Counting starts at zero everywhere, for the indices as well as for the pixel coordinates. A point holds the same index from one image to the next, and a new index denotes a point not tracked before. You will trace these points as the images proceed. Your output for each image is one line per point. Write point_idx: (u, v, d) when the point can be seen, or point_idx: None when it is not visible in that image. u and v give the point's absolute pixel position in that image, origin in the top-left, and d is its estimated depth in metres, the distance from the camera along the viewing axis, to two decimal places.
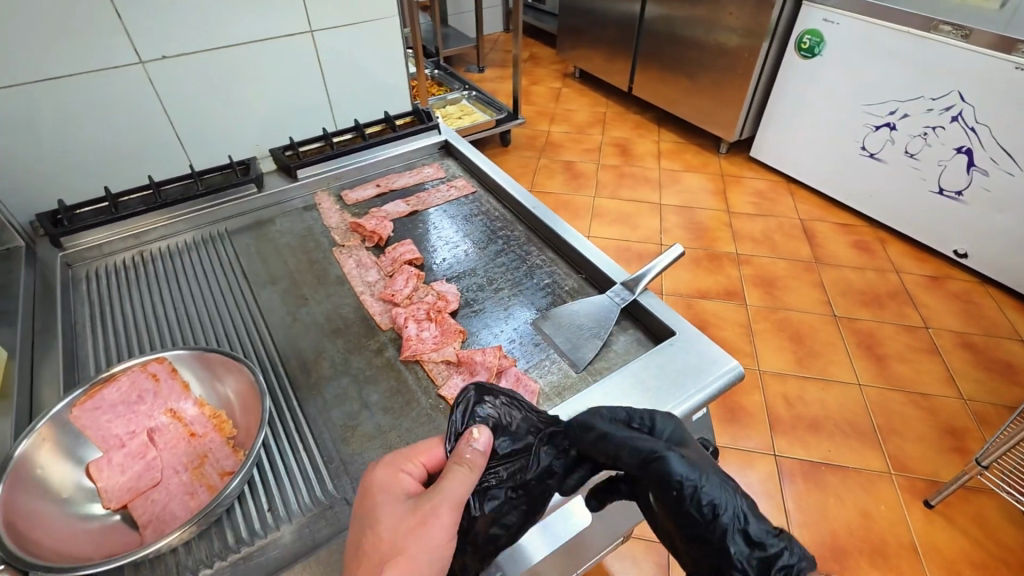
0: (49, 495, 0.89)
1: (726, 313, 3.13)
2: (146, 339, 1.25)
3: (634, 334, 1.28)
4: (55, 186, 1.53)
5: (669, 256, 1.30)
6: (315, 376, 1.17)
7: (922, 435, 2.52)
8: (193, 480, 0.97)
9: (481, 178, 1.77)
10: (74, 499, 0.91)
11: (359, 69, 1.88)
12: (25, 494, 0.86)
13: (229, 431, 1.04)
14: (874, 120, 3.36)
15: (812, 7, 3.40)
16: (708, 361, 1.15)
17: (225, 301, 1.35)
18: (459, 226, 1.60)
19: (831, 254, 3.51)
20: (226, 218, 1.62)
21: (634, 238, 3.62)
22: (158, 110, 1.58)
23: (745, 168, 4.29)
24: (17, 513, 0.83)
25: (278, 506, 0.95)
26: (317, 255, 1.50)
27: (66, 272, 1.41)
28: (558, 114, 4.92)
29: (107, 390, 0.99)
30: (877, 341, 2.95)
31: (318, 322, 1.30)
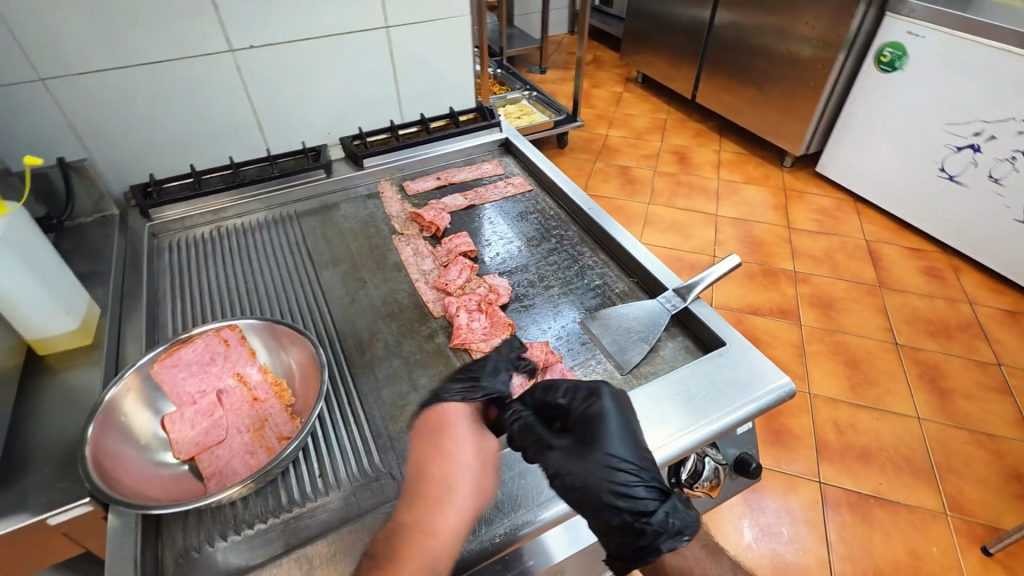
0: (130, 439, 0.98)
1: (778, 331, 3.03)
2: (219, 308, 1.34)
3: (683, 341, 1.27)
4: (147, 162, 1.66)
5: (724, 266, 1.28)
6: (369, 355, 1.23)
7: (984, 477, 2.36)
8: (254, 441, 1.04)
9: (538, 177, 1.80)
10: (150, 446, 1.00)
11: (428, 64, 1.94)
12: (111, 436, 0.95)
13: (288, 399, 1.10)
14: (957, 140, 3.16)
15: (896, 18, 3.24)
16: (757, 375, 1.13)
17: (290, 278, 1.43)
18: (514, 222, 1.63)
19: (897, 279, 3.34)
20: (296, 201, 1.71)
21: (686, 248, 3.56)
22: (243, 96, 1.69)
23: (809, 184, 4.13)
24: (103, 451, 0.92)
25: (329, 473, 1.01)
26: (377, 241, 1.56)
27: (152, 241, 1.53)
28: (617, 118, 4.88)
29: (185, 350, 1.07)
30: (942, 374, 2.78)
31: (375, 305, 1.36)
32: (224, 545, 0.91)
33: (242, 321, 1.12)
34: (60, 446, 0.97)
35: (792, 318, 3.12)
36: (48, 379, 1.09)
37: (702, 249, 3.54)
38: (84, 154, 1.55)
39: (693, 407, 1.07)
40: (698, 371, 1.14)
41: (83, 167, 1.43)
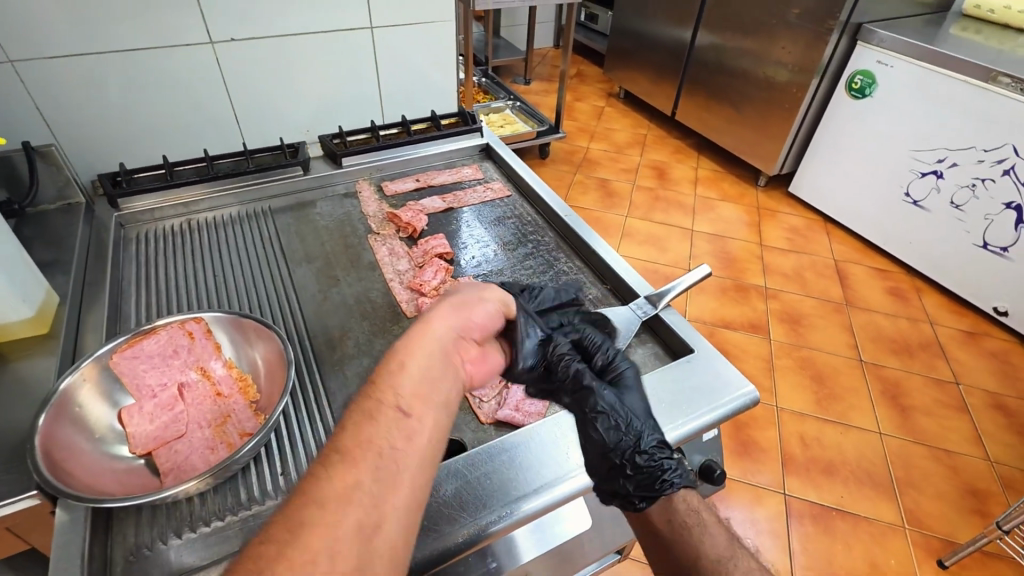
0: (85, 431, 0.95)
1: (749, 345, 3.09)
2: (185, 302, 1.31)
3: (653, 348, 1.29)
4: (118, 150, 1.62)
5: (695, 275, 1.31)
6: (339, 353, 1.21)
7: (941, 492, 2.43)
8: (215, 436, 1.02)
9: (517, 183, 1.81)
10: (106, 439, 0.96)
11: (412, 67, 1.95)
12: (64, 427, 0.92)
13: (253, 396, 1.08)
14: (921, 166, 3.29)
15: (865, 48, 3.38)
16: (724, 383, 1.14)
17: (263, 273, 1.41)
18: (492, 226, 1.63)
19: (863, 298, 3.44)
20: (271, 197, 1.68)
21: (662, 261, 3.61)
22: (221, 89, 1.66)
23: (782, 203, 4.25)
24: (54, 443, 0.88)
25: (291, 471, 0.99)
26: (353, 240, 1.55)
27: (119, 232, 1.49)
28: (598, 132, 4.96)
29: (146, 341, 1.04)
30: (903, 391, 2.87)
31: (348, 303, 1.34)
32: (177, 542, 0.88)
33: (209, 315, 1.10)
34: (8, 437, 0.94)
35: (762, 333, 3.18)
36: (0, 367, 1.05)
37: (678, 263, 3.60)
38: (51, 139, 1.51)
39: (659, 412, 1.08)
40: (666, 377, 1.15)
41: (49, 152, 1.39)
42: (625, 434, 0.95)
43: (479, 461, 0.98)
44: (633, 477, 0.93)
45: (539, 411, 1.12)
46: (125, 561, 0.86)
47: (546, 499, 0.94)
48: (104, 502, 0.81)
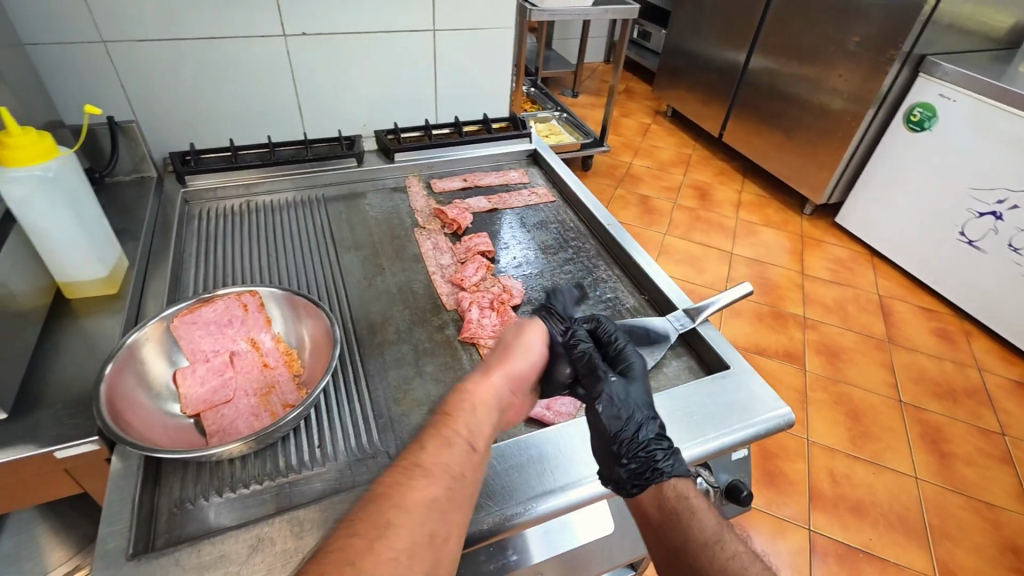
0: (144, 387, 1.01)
1: (782, 374, 3.02)
2: (239, 277, 1.38)
3: (687, 361, 1.28)
4: (189, 131, 1.72)
5: (736, 292, 1.30)
6: (380, 337, 1.26)
7: (978, 545, 2.32)
8: (259, 405, 1.07)
9: (563, 190, 1.83)
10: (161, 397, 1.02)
11: (468, 71, 2.00)
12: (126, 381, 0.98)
13: (297, 370, 1.13)
14: (979, 206, 3.18)
15: (928, 80, 3.29)
16: (757, 402, 1.14)
17: (312, 257, 1.47)
18: (534, 230, 1.66)
19: (907, 337, 3.32)
20: (325, 185, 1.75)
21: (698, 282, 3.58)
22: (288, 80, 1.75)
23: (827, 233, 4.14)
24: (117, 394, 0.95)
25: (328, 445, 1.02)
26: (400, 232, 1.60)
27: (184, 207, 1.58)
28: (642, 148, 4.95)
29: (205, 309, 1.10)
30: (944, 437, 2.75)
31: (391, 291, 1.39)
32: (218, 500, 0.93)
33: (263, 290, 1.15)
34: (75, 385, 1.01)
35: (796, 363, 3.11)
36: (72, 321, 1.13)
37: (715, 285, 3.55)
38: (131, 117, 1.62)
39: (690, 424, 1.08)
40: (699, 391, 1.15)
41: (130, 127, 1.49)
42: (626, 424, 0.93)
43: (509, 454, 1.00)
44: (627, 466, 0.91)
45: (571, 412, 1.13)
46: (169, 512, 0.91)
47: (569, 498, 0.95)
48: (160, 453, 0.86)
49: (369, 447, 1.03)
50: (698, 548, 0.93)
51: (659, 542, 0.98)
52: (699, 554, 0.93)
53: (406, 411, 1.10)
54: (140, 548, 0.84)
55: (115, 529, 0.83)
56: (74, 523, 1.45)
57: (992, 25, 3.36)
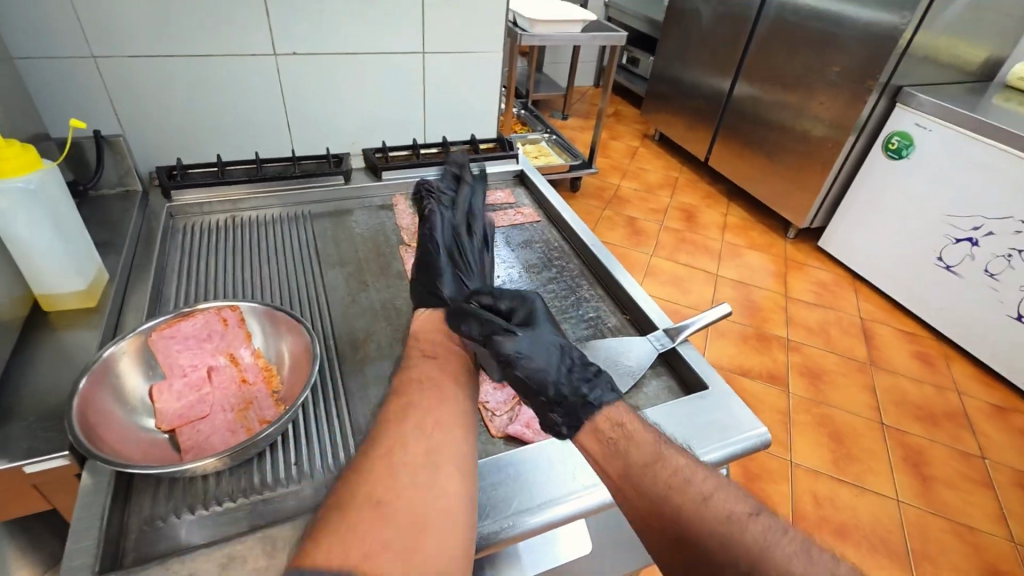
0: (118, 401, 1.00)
1: (766, 395, 3.04)
2: (222, 291, 1.38)
3: (667, 381, 1.29)
4: (177, 146, 1.73)
5: (715, 313, 1.32)
6: (362, 353, 1.26)
7: (959, 568, 2.33)
8: (236, 421, 1.06)
9: (548, 210, 1.86)
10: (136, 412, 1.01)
11: (457, 92, 2.04)
12: (101, 395, 0.97)
13: (276, 386, 1.13)
14: (956, 232, 3.26)
15: (905, 110, 3.40)
16: (735, 421, 1.15)
17: (296, 273, 1.47)
18: (519, 249, 1.68)
19: (888, 359, 3.37)
20: (312, 202, 1.77)
21: (683, 303, 3.61)
22: (278, 98, 1.77)
23: (810, 257, 4.22)
24: (90, 408, 0.93)
25: (304, 462, 1.02)
26: (385, 249, 1.61)
27: (168, 221, 1.59)
28: (630, 171, 5.03)
29: (184, 323, 1.09)
30: (925, 460, 2.78)
31: (374, 307, 1.39)
32: (190, 517, 0.92)
33: (244, 305, 1.15)
34: (48, 398, 0.99)
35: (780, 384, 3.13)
36: (49, 334, 1.12)
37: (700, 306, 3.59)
38: (119, 131, 1.63)
39: None
40: (678, 410, 1.16)
41: (117, 142, 1.50)
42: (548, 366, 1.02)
43: (486, 472, 0.99)
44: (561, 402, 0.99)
45: None
46: (139, 530, 0.89)
47: (546, 518, 0.95)
48: (132, 469, 0.85)
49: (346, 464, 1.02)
50: (648, 473, 0.91)
51: (626, 499, 0.93)
52: (664, 494, 0.89)
53: None
54: (107, 567, 0.82)
55: (82, 546, 0.82)
56: (44, 541, 1.41)
57: (965, 58, 3.49)
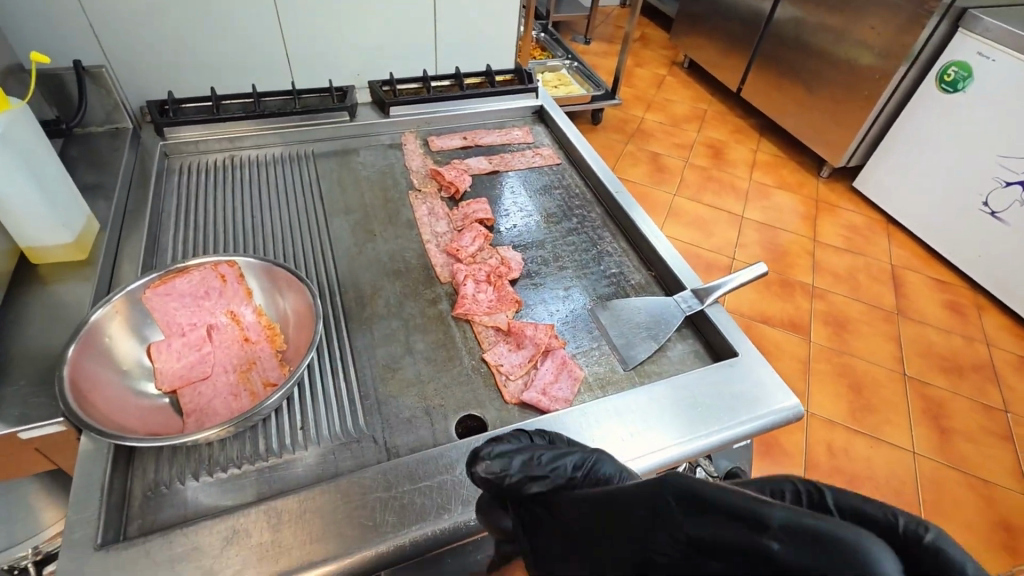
0: (114, 366, 0.96)
1: (786, 344, 2.97)
2: (221, 241, 1.30)
3: (693, 345, 1.21)
4: (167, 78, 1.59)
5: (750, 272, 1.22)
6: (369, 311, 1.19)
7: (970, 521, 2.33)
8: (239, 383, 1.01)
9: (569, 152, 1.71)
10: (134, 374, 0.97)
11: (471, 15, 1.83)
12: (93, 360, 0.93)
13: (280, 345, 1.07)
14: (1006, 175, 3.02)
15: (966, 36, 3.06)
16: (766, 392, 1.07)
17: (299, 221, 1.38)
18: (537, 195, 1.56)
19: (917, 309, 3.24)
20: (315, 141, 1.64)
21: (705, 246, 3.48)
22: (273, 23, 1.60)
23: (843, 198, 3.99)
24: (81, 375, 0.89)
25: (310, 427, 0.97)
26: (393, 194, 1.50)
27: (163, 161, 1.49)
28: (656, 102, 4.72)
29: (179, 279, 1.02)
30: (945, 412, 2.73)
31: (381, 260, 1.30)
32: (195, 483, 0.89)
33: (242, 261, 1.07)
34: (42, 359, 0.95)
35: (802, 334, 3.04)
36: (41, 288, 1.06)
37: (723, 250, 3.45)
38: (102, 62, 1.49)
39: (695, 413, 1.02)
40: (705, 378, 1.09)
41: (100, 74, 1.38)
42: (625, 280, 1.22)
43: None
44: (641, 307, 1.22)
45: (567, 396, 1.06)
46: (143, 495, 0.87)
47: None
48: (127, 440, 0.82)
49: (354, 431, 0.98)
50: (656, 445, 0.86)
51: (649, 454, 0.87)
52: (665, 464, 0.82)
53: (395, 393, 1.05)
54: (109, 537, 0.80)
55: (82, 515, 0.80)
56: None
57: None
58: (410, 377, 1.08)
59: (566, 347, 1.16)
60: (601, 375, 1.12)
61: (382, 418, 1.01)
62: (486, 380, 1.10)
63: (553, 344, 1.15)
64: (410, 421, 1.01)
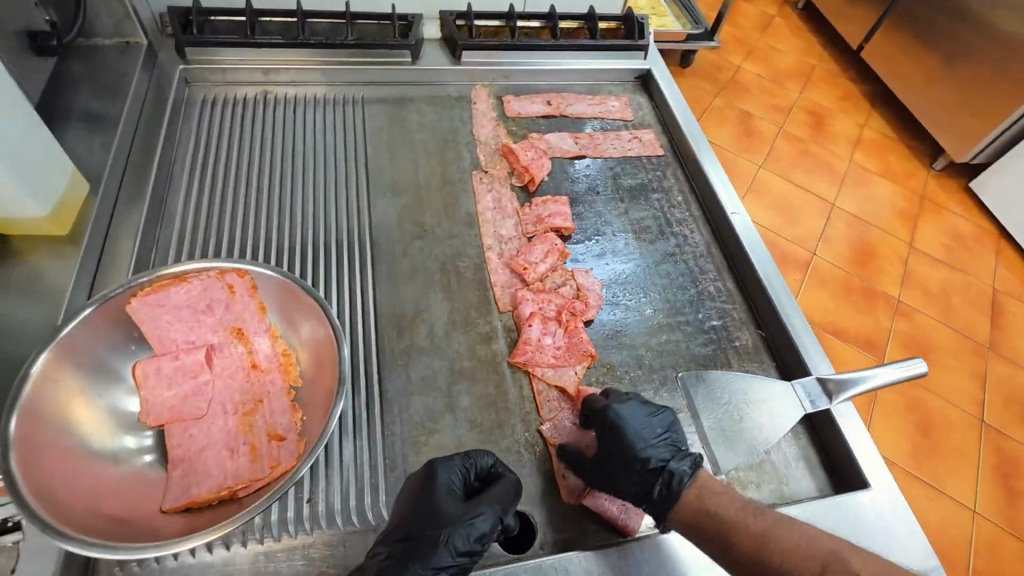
0: (83, 419, 0.76)
1: (854, 365, 2.66)
2: (241, 217, 1.06)
3: (804, 448, 0.95)
4: None
5: (903, 372, 0.93)
6: (407, 343, 0.96)
7: None
8: (239, 431, 0.81)
9: (676, 141, 1.36)
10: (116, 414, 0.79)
11: None
12: (54, 417, 0.72)
13: (294, 379, 0.87)
14: None
15: None
16: (898, 550, 0.83)
17: (337, 198, 1.12)
18: (630, 197, 1.24)
19: (1013, 347, 2.85)
20: (366, 83, 1.32)
21: (785, 235, 3.07)
22: None
23: (955, 199, 3.45)
24: (38, 439, 0.69)
25: (320, 503, 0.80)
26: (453, 173, 1.21)
27: (182, 91, 1.21)
28: (759, 48, 4.05)
29: (175, 290, 0.80)
30: (1019, 472, 2.44)
31: (429, 268, 1.05)
32: (174, 564, 0.73)
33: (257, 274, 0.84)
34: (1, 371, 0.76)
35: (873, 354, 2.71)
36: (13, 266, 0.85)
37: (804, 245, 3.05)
38: None
39: None
40: (820, 514, 0.85)
41: None
42: None
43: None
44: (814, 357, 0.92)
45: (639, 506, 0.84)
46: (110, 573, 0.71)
47: None
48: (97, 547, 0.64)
49: (371, 515, 0.81)
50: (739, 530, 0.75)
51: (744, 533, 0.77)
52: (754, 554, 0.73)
53: None
54: None
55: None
56: None
57: None
58: (449, 445, 0.87)
59: None
60: None
61: None
62: (541, 462, 0.88)
63: None
64: None
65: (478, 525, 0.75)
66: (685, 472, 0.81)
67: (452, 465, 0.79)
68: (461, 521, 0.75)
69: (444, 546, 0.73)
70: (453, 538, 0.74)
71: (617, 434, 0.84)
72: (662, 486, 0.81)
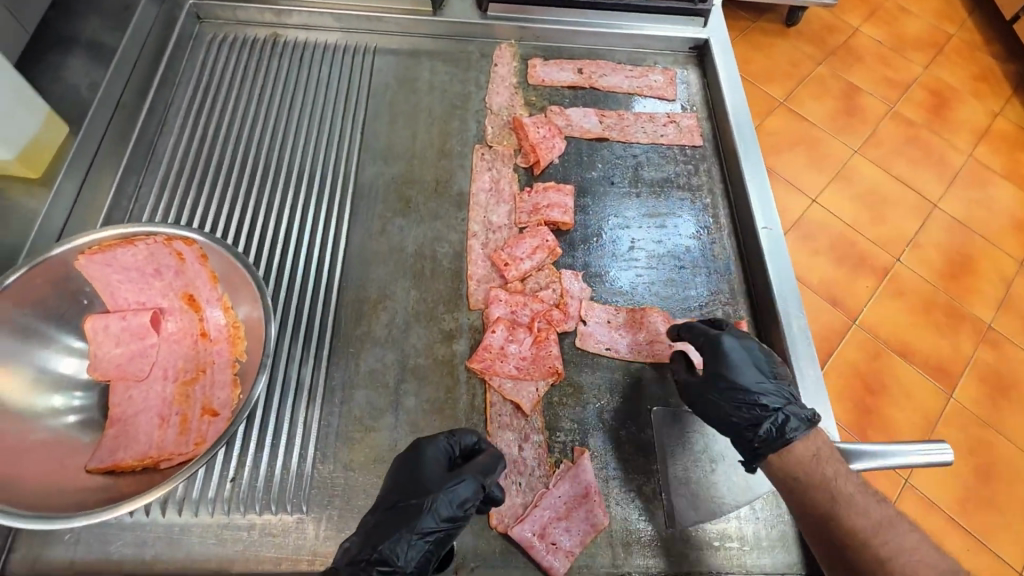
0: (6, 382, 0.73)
1: None
2: (224, 171, 1.02)
3: (779, 513, 0.84)
4: None
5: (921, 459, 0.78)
6: (363, 330, 0.91)
7: None
8: (175, 399, 0.81)
9: (720, 130, 1.18)
10: (51, 369, 0.77)
11: None
12: None
13: (240, 354, 0.82)
14: None
15: None
16: None
17: (325, 161, 1.05)
18: (649, 192, 1.09)
19: None
20: (381, 33, 1.22)
21: None
22: None
23: None
24: None
25: (240, 486, 0.78)
26: (453, 146, 1.11)
27: (191, 27, 1.16)
28: None
29: (121, 253, 0.79)
30: None
31: (404, 250, 0.98)
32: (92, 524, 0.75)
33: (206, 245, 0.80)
34: None
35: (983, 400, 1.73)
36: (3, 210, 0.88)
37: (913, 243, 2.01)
38: None
39: None
40: None
41: None
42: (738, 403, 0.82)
43: None
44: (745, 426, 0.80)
45: (571, 549, 0.77)
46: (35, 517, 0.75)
47: None
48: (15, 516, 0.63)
49: (291, 504, 0.78)
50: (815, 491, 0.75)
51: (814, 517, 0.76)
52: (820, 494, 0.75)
53: (355, 466, 0.82)
54: None
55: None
56: None
57: None
58: (383, 446, 0.83)
59: (597, 463, 0.85)
60: (630, 526, 0.81)
61: (329, 498, 0.79)
62: None
63: (580, 457, 0.84)
64: (362, 514, 0.78)
65: (459, 490, 0.69)
66: (801, 419, 0.78)
67: (435, 441, 0.74)
68: (441, 488, 0.69)
69: (428, 512, 0.68)
70: (436, 505, 0.68)
71: (721, 361, 0.83)
72: (771, 426, 0.77)
